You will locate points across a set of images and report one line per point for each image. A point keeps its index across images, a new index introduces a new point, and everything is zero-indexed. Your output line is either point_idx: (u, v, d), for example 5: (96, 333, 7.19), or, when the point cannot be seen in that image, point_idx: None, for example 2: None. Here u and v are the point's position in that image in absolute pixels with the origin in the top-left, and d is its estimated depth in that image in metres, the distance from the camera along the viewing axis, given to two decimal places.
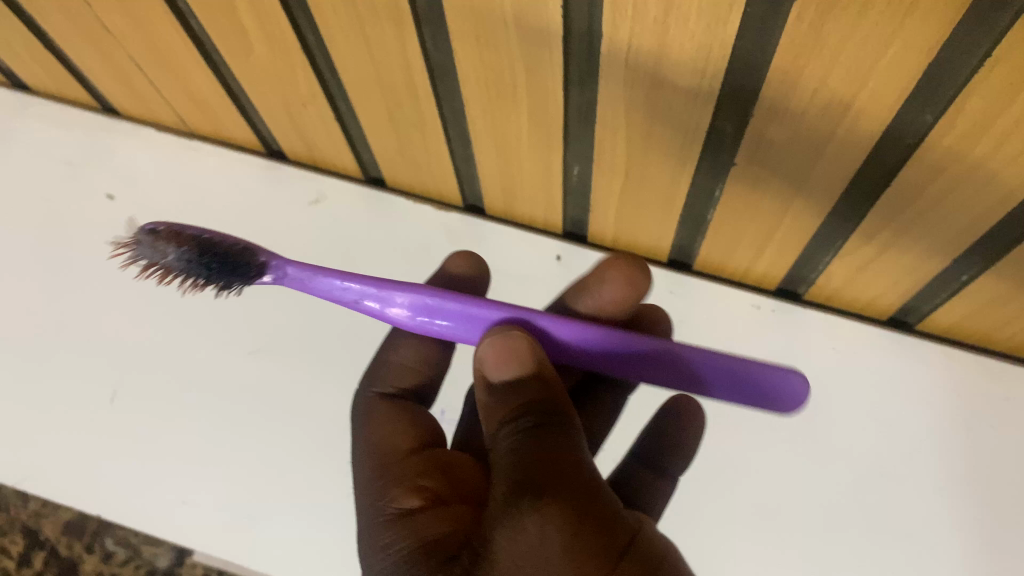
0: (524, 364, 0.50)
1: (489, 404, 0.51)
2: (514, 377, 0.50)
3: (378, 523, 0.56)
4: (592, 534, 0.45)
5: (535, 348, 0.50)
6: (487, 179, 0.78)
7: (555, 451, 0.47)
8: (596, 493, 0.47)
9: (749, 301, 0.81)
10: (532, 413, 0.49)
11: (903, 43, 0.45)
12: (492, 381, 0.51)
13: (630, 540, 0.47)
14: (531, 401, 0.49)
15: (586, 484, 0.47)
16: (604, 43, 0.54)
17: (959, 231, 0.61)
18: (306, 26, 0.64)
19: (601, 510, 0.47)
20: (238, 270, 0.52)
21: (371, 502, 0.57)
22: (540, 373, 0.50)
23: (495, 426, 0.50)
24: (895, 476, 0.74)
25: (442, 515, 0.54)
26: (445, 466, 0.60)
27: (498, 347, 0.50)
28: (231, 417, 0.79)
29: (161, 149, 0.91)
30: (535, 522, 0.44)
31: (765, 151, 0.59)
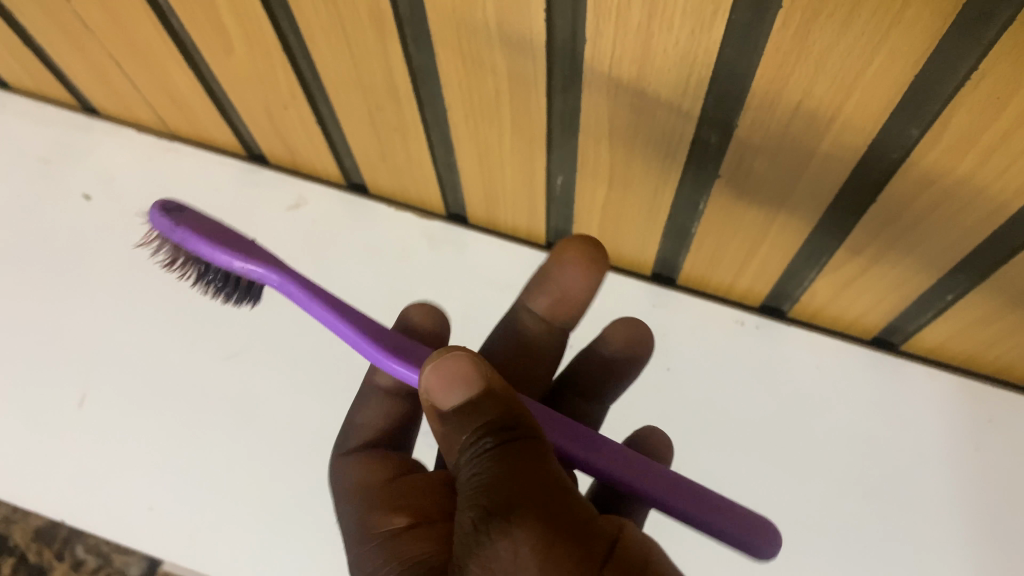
0: (470, 385, 0.48)
1: (445, 430, 0.49)
2: (464, 399, 0.48)
3: (366, 549, 0.54)
4: (568, 548, 0.44)
5: (477, 364, 0.48)
6: (469, 187, 0.77)
7: (522, 467, 0.46)
8: (567, 503, 0.46)
9: (732, 317, 0.80)
10: (490, 434, 0.47)
11: (889, 53, 0.44)
12: (443, 410, 0.48)
13: (609, 544, 0.46)
14: (489, 419, 0.48)
15: (554, 494, 0.46)
16: (588, 49, 0.53)
17: (944, 249, 0.60)
18: (286, 26, 0.63)
19: (574, 520, 0.46)
20: (250, 294, 0.59)
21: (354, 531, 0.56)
22: (491, 390, 0.48)
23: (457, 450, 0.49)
24: (876, 497, 0.73)
25: (422, 535, 0.53)
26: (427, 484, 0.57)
27: (438, 373, 0.47)
28: (203, 424, 0.78)
29: (140, 150, 0.90)
30: (508, 547, 0.43)
31: (749, 164, 0.59)
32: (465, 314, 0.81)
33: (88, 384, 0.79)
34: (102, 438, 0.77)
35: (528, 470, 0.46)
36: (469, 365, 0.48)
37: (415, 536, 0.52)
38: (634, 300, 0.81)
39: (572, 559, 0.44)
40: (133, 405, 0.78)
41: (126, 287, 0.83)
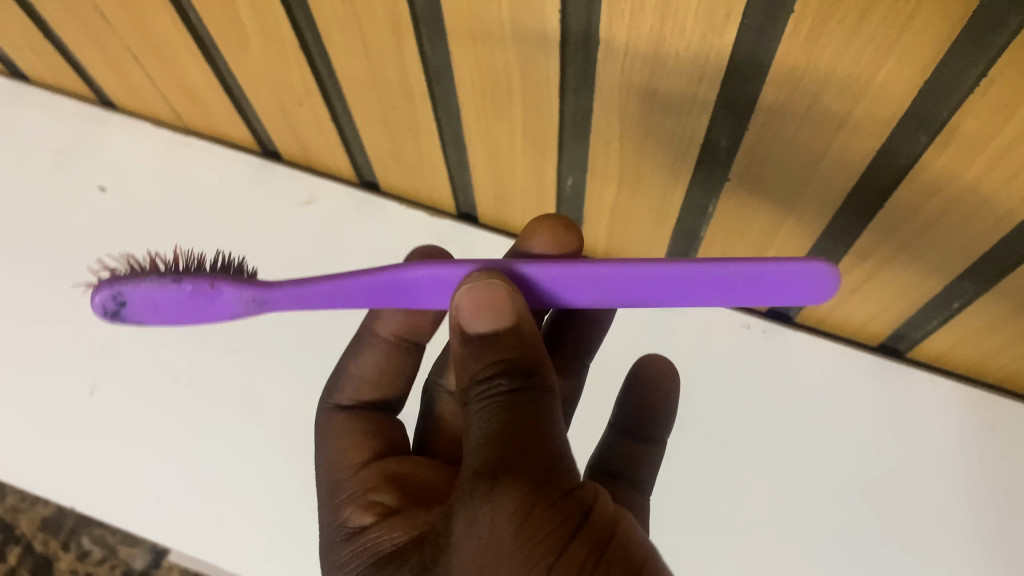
0: (500, 314, 0.46)
1: (466, 351, 0.49)
2: (490, 330, 0.48)
3: (337, 542, 0.58)
4: (546, 517, 0.45)
5: (511, 293, 0.46)
6: (480, 187, 0.78)
7: (518, 425, 0.46)
8: (552, 469, 0.46)
9: (738, 321, 0.81)
10: (501, 378, 0.48)
11: (898, 59, 0.45)
12: (467, 332, 0.48)
13: (585, 516, 0.46)
14: (505, 361, 0.48)
15: (543, 460, 0.46)
16: (601, 50, 0.54)
17: (951, 256, 0.60)
18: (304, 24, 0.64)
19: (556, 489, 0.46)
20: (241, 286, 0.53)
21: (330, 521, 0.60)
22: (519, 328, 0.48)
23: (467, 383, 0.49)
24: (878, 502, 0.73)
25: (396, 523, 0.56)
26: (399, 477, 0.62)
27: (472, 297, 0.46)
28: (211, 415, 0.78)
29: (156, 144, 0.91)
30: (486, 514, 0.45)
31: (757, 168, 0.59)
32: None
33: (98, 373, 0.80)
34: (111, 426, 0.78)
35: (529, 427, 0.46)
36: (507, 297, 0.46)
37: (383, 526, 0.56)
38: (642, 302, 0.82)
39: (549, 528, 0.44)
40: (142, 395, 0.79)
41: None
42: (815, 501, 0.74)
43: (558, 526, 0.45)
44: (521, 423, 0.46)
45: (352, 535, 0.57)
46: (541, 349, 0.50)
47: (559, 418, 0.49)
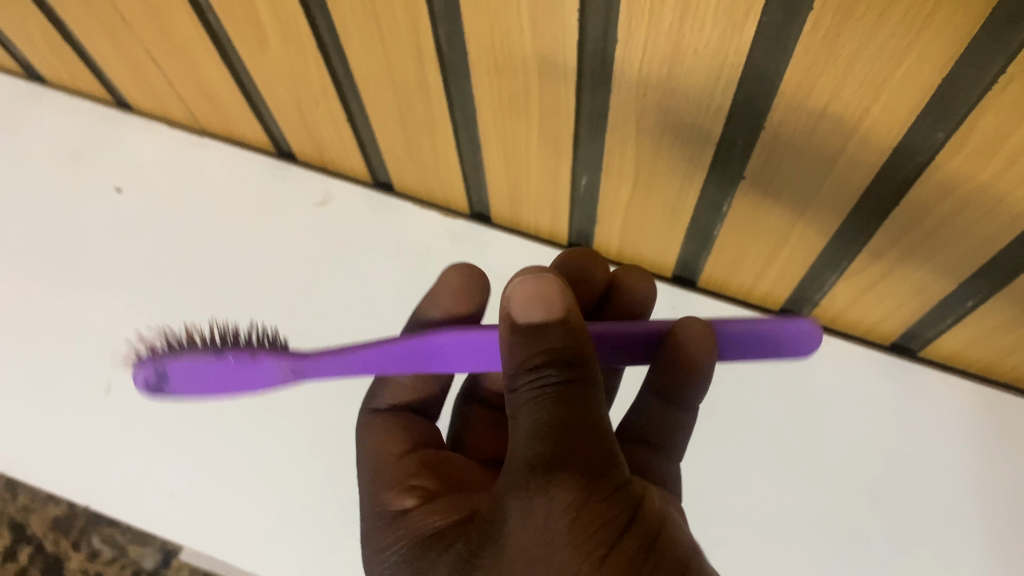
0: (550, 309, 0.50)
1: (512, 341, 0.51)
2: (542, 321, 0.50)
3: (378, 527, 0.61)
4: (597, 510, 0.49)
5: (563, 293, 0.50)
6: (494, 186, 0.78)
7: (573, 417, 0.49)
8: (603, 464, 0.50)
9: (752, 320, 0.80)
10: (551, 368, 0.50)
11: (917, 56, 0.45)
12: (518, 320, 0.50)
13: (632, 511, 0.50)
14: (555, 348, 0.50)
15: (594, 455, 0.49)
16: (620, 49, 0.54)
17: (965, 254, 0.61)
18: (323, 24, 0.64)
19: (606, 486, 0.49)
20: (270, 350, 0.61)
21: (371, 506, 0.63)
22: (571, 318, 0.50)
23: (516, 368, 0.51)
24: (891, 502, 0.74)
25: (438, 508, 0.60)
26: (434, 466, 0.66)
27: (527, 290, 0.50)
28: (226, 414, 0.79)
29: (171, 145, 0.91)
30: (543, 503, 0.48)
31: (773, 166, 0.60)
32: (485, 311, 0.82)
33: (114, 372, 0.81)
34: (127, 425, 0.79)
35: (582, 418, 0.49)
36: (557, 294, 0.50)
37: (426, 509, 0.60)
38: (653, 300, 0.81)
39: (601, 521, 0.48)
40: (158, 393, 0.80)
41: (154, 277, 0.85)
42: (828, 500, 0.74)
43: (610, 517, 0.49)
44: (573, 413, 0.49)
45: (397, 516, 0.61)
46: (587, 336, 0.51)
47: (605, 405, 0.51)
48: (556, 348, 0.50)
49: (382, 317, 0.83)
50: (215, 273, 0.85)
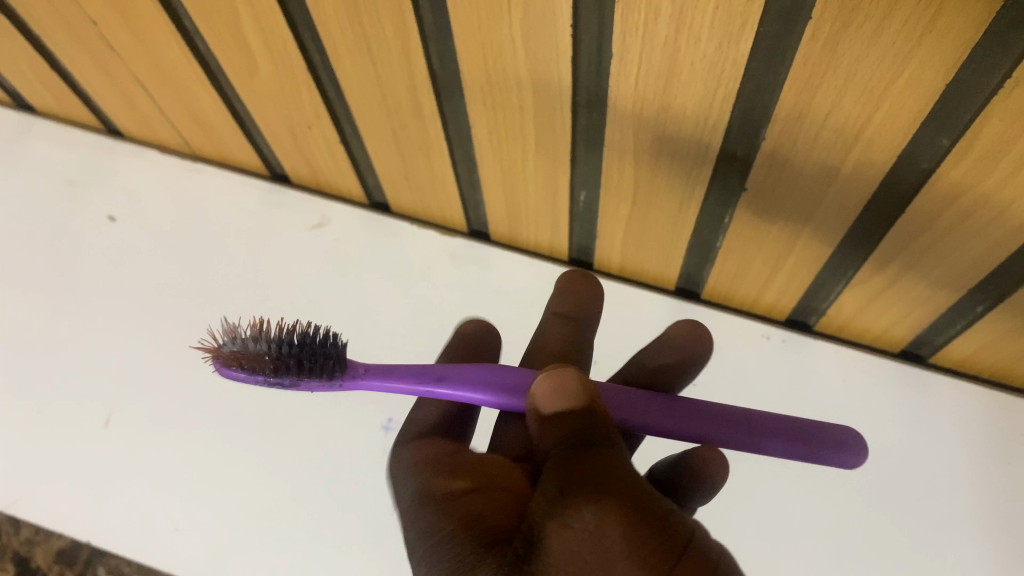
0: (575, 394, 0.48)
1: (538, 434, 0.49)
2: (566, 409, 0.48)
3: (418, 509, 0.51)
4: (650, 540, 0.42)
5: (585, 380, 0.49)
6: (492, 205, 0.77)
7: (606, 468, 0.45)
8: (646, 503, 0.44)
9: (759, 331, 0.79)
10: (577, 440, 0.47)
11: (919, 63, 0.44)
12: (543, 413, 0.48)
13: (687, 539, 0.43)
14: (582, 423, 0.47)
15: (636, 495, 0.44)
16: (614, 63, 0.53)
17: (974, 259, 0.59)
18: (312, 46, 0.64)
19: (656, 519, 0.44)
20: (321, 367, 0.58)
21: (411, 489, 0.53)
22: (594, 403, 0.49)
23: (546, 453, 0.49)
24: (909, 513, 0.72)
25: (486, 499, 0.50)
26: (478, 462, 0.54)
27: (550, 381, 0.49)
28: (227, 443, 0.77)
29: (165, 172, 0.91)
30: (593, 521, 0.43)
31: (776, 177, 0.58)
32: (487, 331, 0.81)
33: (113, 403, 0.79)
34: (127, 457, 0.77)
35: (615, 468, 0.46)
36: (573, 378, 0.49)
37: (466, 499, 0.50)
38: (658, 316, 0.81)
39: (653, 550, 0.42)
40: (159, 423, 0.78)
41: (152, 307, 0.84)
42: (843, 512, 0.73)
43: (664, 543, 0.42)
44: (605, 466, 0.46)
45: (435, 501, 0.51)
46: (611, 421, 0.49)
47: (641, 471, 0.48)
48: (576, 424, 0.47)
49: (382, 339, 0.81)
50: (213, 300, 0.84)
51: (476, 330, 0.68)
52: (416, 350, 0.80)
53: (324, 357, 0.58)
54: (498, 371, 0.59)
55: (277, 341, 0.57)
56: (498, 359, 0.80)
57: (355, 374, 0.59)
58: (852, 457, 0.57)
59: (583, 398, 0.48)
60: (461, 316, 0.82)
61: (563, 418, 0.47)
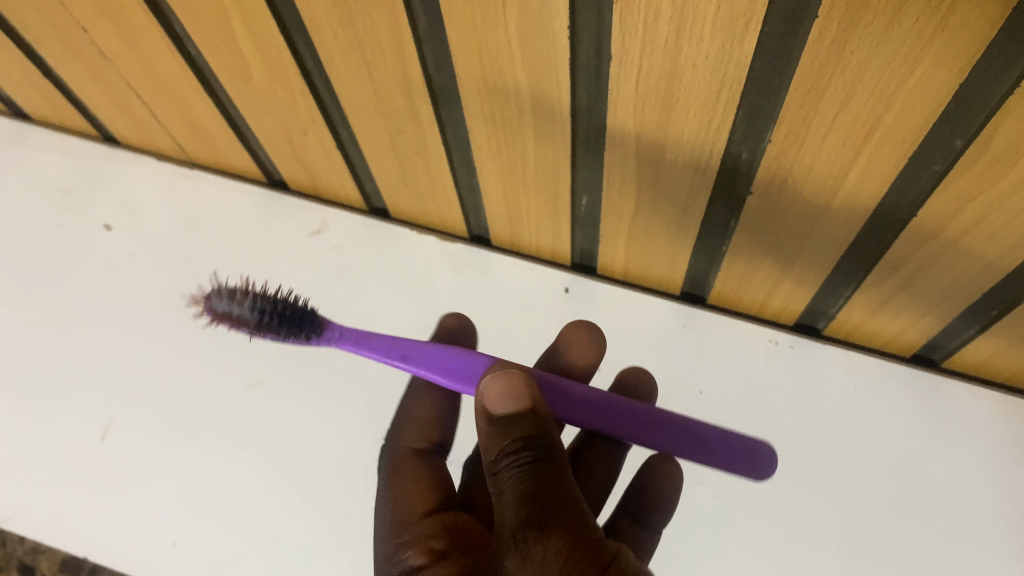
0: (523, 398, 0.51)
1: (488, 432, 0.52)
2: (513, 413, 0.51)
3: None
4: (585, 563, 0.48)
5: (530, 383, 0.52)
6: (492, 210, 0.76)
7: (551, 491, 0.50)
8: (583, 528, 0.49)
9: (766, 336, 0.77)
10: (524, 453, 0.51)
11: (931, 63, 0.42)
12: (493, 414, 0.51)
13: (613, 559, 0.49)
14: (529, 434, 0.51)
15: (575, 521, 0.49)
16: (613, 65, 0.52)
17: (989, 262, 0.57)
18: (305, 51, 0.62)
19: (591, 544, 0.49)
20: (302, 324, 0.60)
21: (387, 559, 0.61)
22: (538, 407, 0.52)
23: (495, 454, 0.52)
24: (925, 523, 0.70)
25: (448, 565, 0.58)
26: (452, 529, 0.62)
27: (499, 383, 0.51)
28: (225, 455, 0.76)
29: (162, 179, 0.90)
30: (538, 552, 0.48)
31: (782, 181, 0.57)
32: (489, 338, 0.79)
33: (111, 415, 0.78)
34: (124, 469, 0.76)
35: (560, 495, 0.50)
36: (523, 381, 0.51)
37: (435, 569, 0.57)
38: (664, 322, 0.79)
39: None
40: (157, 435, 0.77)
41: (150, 317, 0.82)
42: (857, 522, 0.71)
43: (598, 565, 0.48)
44: (550, 487, 0.50)
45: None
46: (553, 426, 0.53)
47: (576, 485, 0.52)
48: (524, 434, 0.51)
49: None
50: None
51: (463, 327, 0.73)
52: None
53: (301, 320, 0.60)
54: (457, 356, 0.60)
55: (260, 304, 0.58)
56: (501, 366, 0.78)
57: (330, 337, 0.62)
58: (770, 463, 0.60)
59: (530, 400, 0.51)
60: None
61: (513, 421, 0.51)
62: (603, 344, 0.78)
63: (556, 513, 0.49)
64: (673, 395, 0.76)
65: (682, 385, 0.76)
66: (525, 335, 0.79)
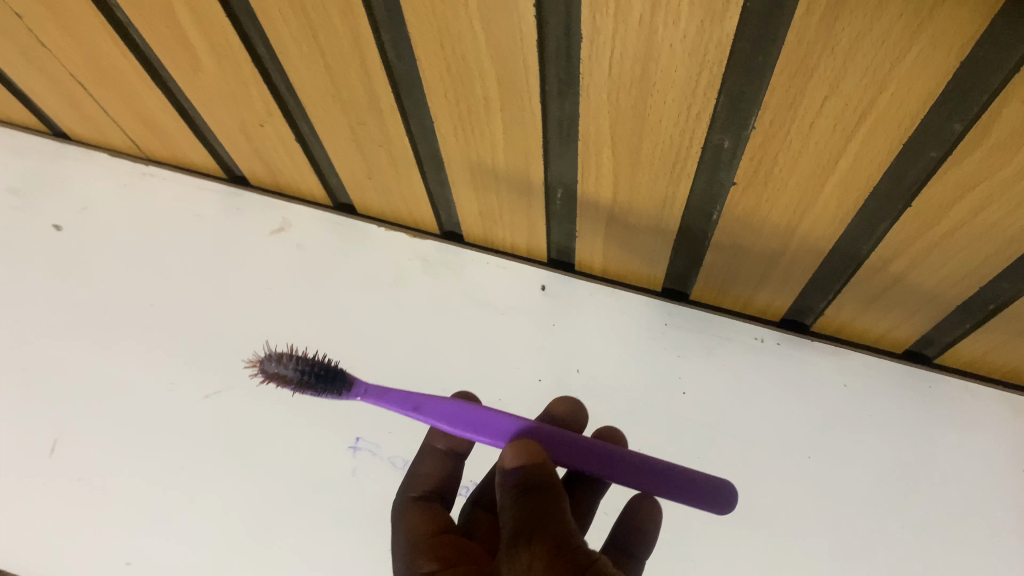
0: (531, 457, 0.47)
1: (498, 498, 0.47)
2: (518, 473, 0.46)
3: None
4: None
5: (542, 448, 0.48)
6: (463, 205, 0.72)
7: (544, 523, 0.45)
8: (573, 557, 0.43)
9: (752, 334, 0.74)
10: (524, 496, 0.46)
11: (929, 40, 0.39)
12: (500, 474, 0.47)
13: None
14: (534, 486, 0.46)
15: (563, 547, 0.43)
16: (584, 48, 0.48)
17: (988, 255, 0.54)
18: (256, 35, 0.58)
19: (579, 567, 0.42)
20: (335, 379, 0.52)
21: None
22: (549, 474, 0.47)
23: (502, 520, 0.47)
24: (923, 530, 0.66)
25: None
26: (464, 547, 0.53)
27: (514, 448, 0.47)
28: (181, 469, 0.71)
29: (116, 176, 0.85)
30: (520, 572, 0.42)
31: (768, 172, 0.53)
32: (462, 340, 0.75)
33: (61, 429, 0.73)
34: (76, 488, 0.71)
35: (554, 521, 0.45)
36: (532, 447, 0.47)
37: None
38: (645, 320, 0.75)
39: None
40: (109, 450, 0.72)
41: (100, 323, 0.77)
42: (852, 530, 0.67)
43: None
44: (546, 521, 0.45)
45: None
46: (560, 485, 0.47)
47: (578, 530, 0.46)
48: (527, 483, 0.46)
49: (349, 352, 0.75)
50: (165, 313, 0.77)
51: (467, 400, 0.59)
52: (386, 362, 0.74)
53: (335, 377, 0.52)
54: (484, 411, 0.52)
55: (300, 362, 0.52)
56: (475, 370, 0.74)
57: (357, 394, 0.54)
58: (727, 496, 0.51)
59: (537, 460, 0.47)
60: (434, 323, 0.76)
61: (519, 478, 0.46)
62: (582, 343, 0.74)
63: (547, 530, 0.44)
64: (656, 398, 0.72)
65: (666, 385, 0.72)
66: (499, 336, 0.75)
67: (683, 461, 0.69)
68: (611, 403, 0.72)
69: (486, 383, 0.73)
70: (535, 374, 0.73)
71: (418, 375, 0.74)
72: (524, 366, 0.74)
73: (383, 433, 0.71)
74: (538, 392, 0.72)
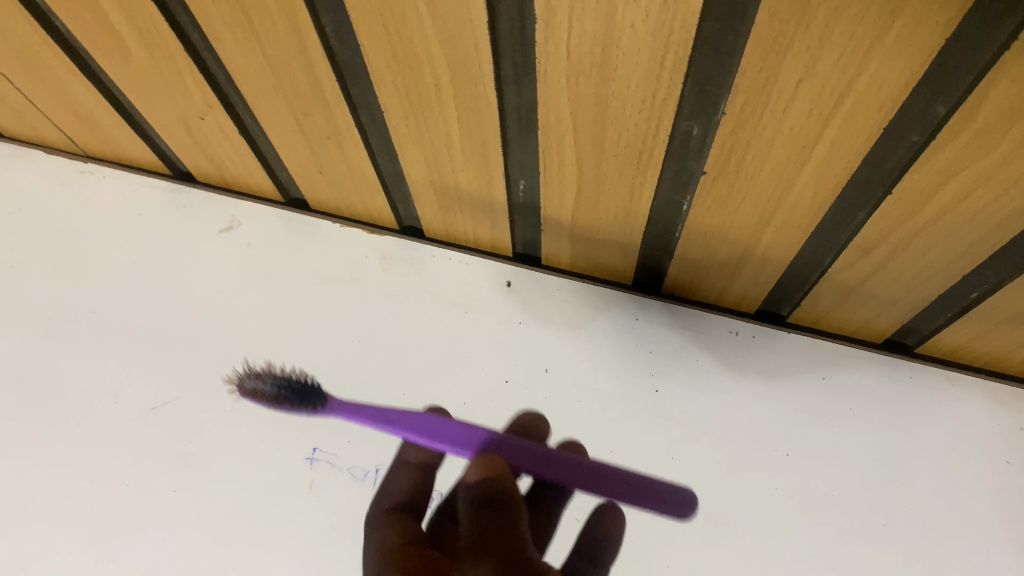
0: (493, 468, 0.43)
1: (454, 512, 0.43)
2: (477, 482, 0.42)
3: None
4: None
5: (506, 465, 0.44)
6: (421, 199, 0.68)
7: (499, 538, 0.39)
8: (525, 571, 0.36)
9: (726, 327, 0.71)
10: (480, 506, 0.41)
11: (911, 16, 0.35)
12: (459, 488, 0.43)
13: None
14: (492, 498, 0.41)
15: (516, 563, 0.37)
16: (539, 29, 0.44)
17: (972, 243, 0.51)
18: (186, 21, 0.53)
19: None
20: (307, 395, 0.60)
21: None
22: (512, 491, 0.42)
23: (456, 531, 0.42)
24: (910, 528, 0.63)
25: None
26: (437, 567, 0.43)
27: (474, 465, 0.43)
28: (124, 489, 0.66)
29: (54, 175, 0.80)
30: None
31: (740, 160, 0.50)
32: (424, 340, 0.71)
33: None
34: (9, 515, 0.66)
35: (510, 537, 0.39)
36: (497, 461, 0.44)
37: None
38: (614, 314, 0.72)
39: None
40: (46, 473, 0.67)
41: (34, 333, 0.72)
42: (838, 533, 0.63)
43: None
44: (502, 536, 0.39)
45: None
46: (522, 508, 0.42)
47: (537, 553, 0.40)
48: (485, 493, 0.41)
49: (304, 356, 0.71)
50: (107, 320, 0.72)
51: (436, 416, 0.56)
52: (345, 367, 0.70)
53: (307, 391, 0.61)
54: (440, 421, 0.56)
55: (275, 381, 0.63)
56: (439, 372, 0.70)
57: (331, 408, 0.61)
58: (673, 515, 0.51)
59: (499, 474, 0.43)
60: (395, 323, 0.72)
61: (477, 488, 0.42)
62: (550, 341, 0.71)
63: (501, 545, 0.38)
64: (629, 397, 0.69)
65: (639, 382, 0.69)
66: (463, 335, 0.72)
67: (660, 463, 0.66)
68: (582, 404, 0.68)
69: (450, 385, 0.69)
70: (502, 375, 0.70)
71: (378, 380, 0.70)
72: (490, 367, 0.70)
73: (342, 443, 0.67)
74: (504, 395, 0.69)
